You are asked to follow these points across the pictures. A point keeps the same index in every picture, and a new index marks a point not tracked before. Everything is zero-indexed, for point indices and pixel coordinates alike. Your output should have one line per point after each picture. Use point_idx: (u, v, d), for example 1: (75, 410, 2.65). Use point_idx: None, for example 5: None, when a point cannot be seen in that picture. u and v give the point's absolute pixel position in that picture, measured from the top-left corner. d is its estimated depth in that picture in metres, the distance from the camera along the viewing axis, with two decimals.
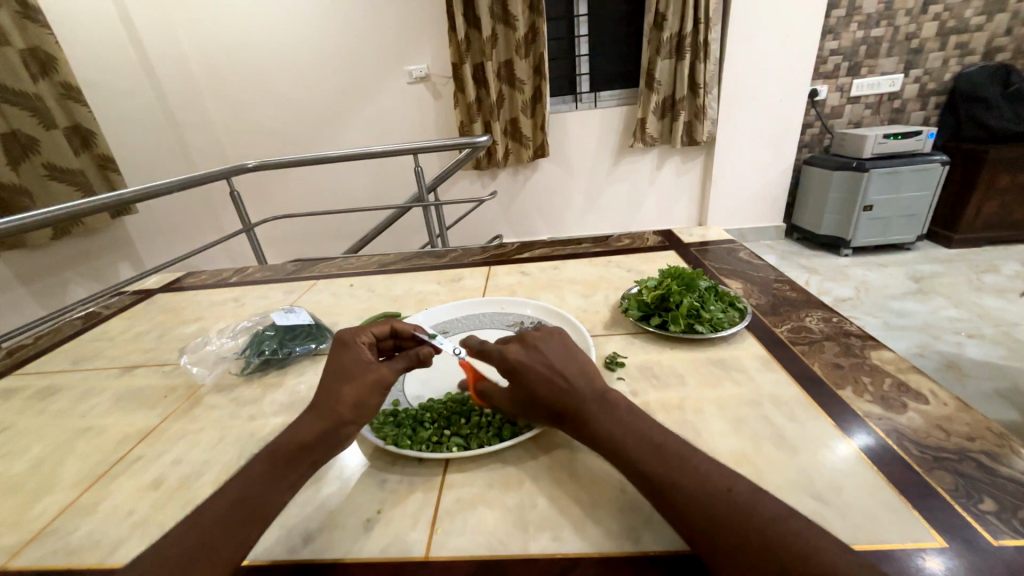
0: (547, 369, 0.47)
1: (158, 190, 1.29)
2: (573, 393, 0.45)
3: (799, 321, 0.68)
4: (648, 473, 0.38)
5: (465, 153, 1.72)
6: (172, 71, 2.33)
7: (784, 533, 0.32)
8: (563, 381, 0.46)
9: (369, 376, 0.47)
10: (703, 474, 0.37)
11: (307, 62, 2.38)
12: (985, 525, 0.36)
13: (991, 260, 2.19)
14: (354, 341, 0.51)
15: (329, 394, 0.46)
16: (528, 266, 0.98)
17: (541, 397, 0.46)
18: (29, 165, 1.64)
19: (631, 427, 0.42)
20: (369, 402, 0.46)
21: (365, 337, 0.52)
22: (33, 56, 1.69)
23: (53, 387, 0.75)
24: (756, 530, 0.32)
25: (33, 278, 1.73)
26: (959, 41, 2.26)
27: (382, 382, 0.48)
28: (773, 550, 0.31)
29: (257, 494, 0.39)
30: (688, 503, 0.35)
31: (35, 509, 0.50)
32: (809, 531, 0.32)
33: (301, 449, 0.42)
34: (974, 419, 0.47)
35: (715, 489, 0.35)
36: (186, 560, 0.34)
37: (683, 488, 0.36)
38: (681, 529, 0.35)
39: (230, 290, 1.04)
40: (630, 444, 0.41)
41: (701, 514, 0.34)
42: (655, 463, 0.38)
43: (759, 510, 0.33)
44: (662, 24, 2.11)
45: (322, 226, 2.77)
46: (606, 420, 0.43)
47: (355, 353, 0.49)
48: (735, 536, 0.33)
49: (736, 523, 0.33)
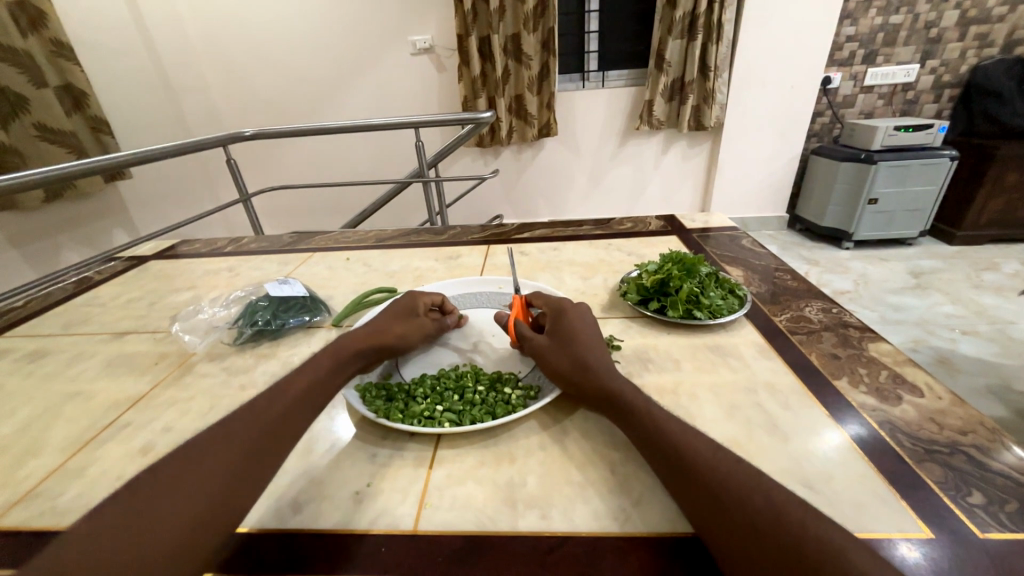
0: (591, 329, 0.52)
1: (153, 154, 1.26)
2: (603, 357, 0.49)
3: (798, 310, 0.67)
4: (661, 443, 0.39)
5: (468, 129, 1.68)
6: (167, 33, 2.25)
7: (785, 505, 0.32)
8: (597, 343, 0.51)
9: (418, 321, 0.59)
10: (714, 449, 0.38)
11: (307, 26, 2.30)
12: (972, 517, 0.37)
13: (991, 259, 2.18)
14: (416, 297, 0.64)
15: (387, 323, 0.57)
16: (527, 246, 0.96)
17: (578, 343, 0.50)
18: (20, 125, 1.59)
19: (649, 399, 0.44)
20: (410, 341, 0.57)
21: (427, 298, 0.65)
22: (21, 9, 1.62)
23: (43, 350, 0.74)
24: (761, 494, 0.33)
25: (24, 240, 1.70)
26: (980, 32, 2.20)
27: (423, 328, 0.59)
28: (775, 510, 0.32)
29: (249, 437, 0.40)
30: (698, 463, 0.36)
31: (24, 471, 0.50)
32: (808, 504, 0.33)
33: (297, 396, 0.45)
34: (968, 414, 0.47)
35: (726, 457, 0.37)
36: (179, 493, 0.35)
37: (696, 451, 0.37)
38: (686, 487, 0.36)
39: (225, 260, 1.03)
40: (652, 408, 0.42)
41: (708, 477, 0.35)
42: (672, 428, 0.40)
43: (765, 479, 0.34)
44: (675, 1, 2.04)
45: (321, 199, 2.74)
46: (626, 382, 0.46)
47: (416, 304, 0.62)
48: (738, 496, 0.33)
49: (740, 486, 0.34)
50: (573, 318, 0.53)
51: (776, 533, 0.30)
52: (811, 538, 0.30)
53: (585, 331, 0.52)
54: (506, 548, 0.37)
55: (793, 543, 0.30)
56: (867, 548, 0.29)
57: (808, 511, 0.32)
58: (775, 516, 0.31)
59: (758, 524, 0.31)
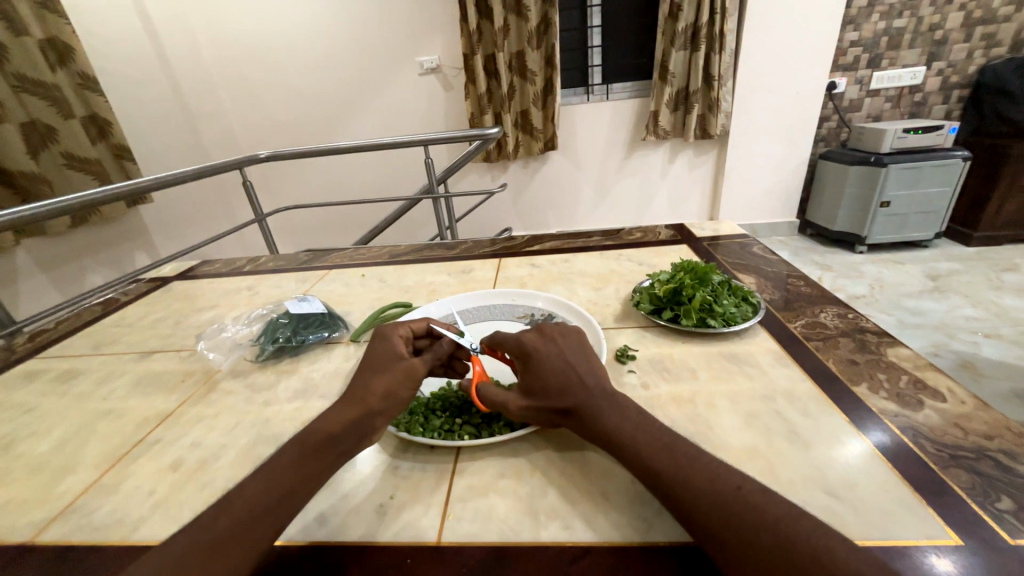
0: (563, 362, 0.47)
1: (174, 179, 1.30)
2: (583, 391, 0.45)
3: (813, 316, 0.67)
4: (656, 471, 0.38)
5: (475, 145, 1.71)
6: (186, 63, 2.35)
7: (793, 533, 0.31)
8: (575, 375, 0.46)
9: (400, 366, 0.48)
10: (712, 472, 0.37)
11: (318, 51, 2.37)
12: (1002, 523, 0.36)
13: (1011, 259, 2.13)
14: (389, 336, 0.52)
15: (364, 383, 0.47)
16: (538, 258, 0.98)
17: (552, 387, 0.46)
18: (48, 155, 1.67)
19: (639, 424, 0.42)
20: (401, 392, 0.46)
21: (403, 330, 0.53)
22: (51, 46, 1.71)
23: (74, 371, 0.77)
24: (768, 529, 0.32)
25: (52, 265, 1.76)
26: (986, 32, 2.19)
27: (412, 373, 0.48)
28: (785, 549, 0.30)
29: (286, 483, 0.39)
30: (699, 502, 0.35)
31: (60, 488, 0.51)
32: (820, 530, 0.31)
33: (330, 439, 0.42)
34: (992, 418, 0.46)
35: (725, 486, 0.35)
36: (223, 539, 0.35)
37: (693, 486, 0.36)
38: (693, 529, 0.35)
39: (244, 279, 1.06)
40: (644, 438, 0.41)
41: (712, 516, 0.34)
42: (665, 462, 0.38)
43: (770, 507, 0.33)
44: (677, 14, 2.07)
45: (333, 217, 2.79)
46: (613, 413, 0.43)
47: (390, 342, 0.50)
48: (745, 537, 0.32)
49: (746, 522, 0.33)
50: (536, 358, 0.48)
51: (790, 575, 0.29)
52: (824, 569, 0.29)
53: (552, 370, 0.46)
54: (529, 559, 0.37)
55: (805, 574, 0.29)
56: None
57: (820, 543, 0.30)
58: (785, 547, 0.31)
59: (771, 567, 0.30)
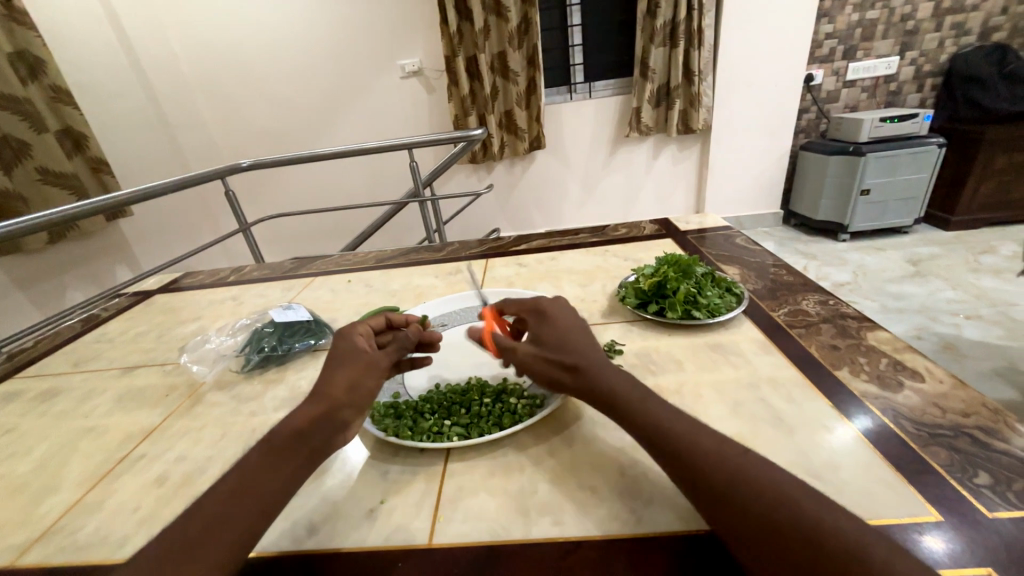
0: (572, 324, 0.50)
1: (153, 190, 1.28)
2: (590, 353, 0.47)
3: (796, 304, 0.68)
4: (666, 433, 0.39)
5: (460, 147, 1.70)
6: (163, 73, 2.31)
7: (799, 496, 0.32)
8: (582, 337, 0.49)
9: (361, 359, 0.47)
10: (721, 440, 0.37)
11: (299, 57, 2.35)
12: (980, 498, 0.37)
13: (988, 242, 2.19)
14: (349, 332, 0.51)
15: (324, 380, 0.46)
16: (525, 258, 0.98)
17: (563, 343, 0.48)
18: (22, 170, 1.63)
19: (648, 394, 0.43)
20: (364, 384, 0.46)
21: (362, 327, 0.52)
22: (21, 59, 1.67)
23: (53, 390, 0.75)
24: (774, 492, 0.33)
25: (30, 282, 1.72)
26: (955, 21, 2.25)
27: (374, 365, 0.47)
28: (789, 511, 0.31)
29: (257, 485, 0.39)
30: (708, 464, 0.35)
31: (41, 509, 0.50)
32: (821, 497, 0.33)
33: (298, 437, 0.42)
34: (969, 396, 0.48)
35: (734, 452, 0.36)
36: (194, 543, 0.35)
37: (703, 450, 0.36)
38: (699, 490, 0.35)
39: (229, 289, 1.04)
40: (653, 404, 0.41)
41: (720, 479, 0.35)
42: (677, 426, 0.39)
43: (777, 475, 0.34)
44: (655, 11, 2.09)
45: (319, 224, 2.77)
46: (620, 377, 0.45)
47: (353, 336, 0.50)
48: (751, 498, 0.33)
49: (752, 484, 0.33)
50: (549, 316, 0.50)
51: (793, 533, 0.30)
52: (828, 530, 0.30)
53: (562, 332, 0.48)
54: (520, 557, 0.37)
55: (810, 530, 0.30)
56: (883, 539, 0.29)
57: (823, 507, 0.31)
58: (789, 508, 0.32)
59: (772, 523, 0.31)
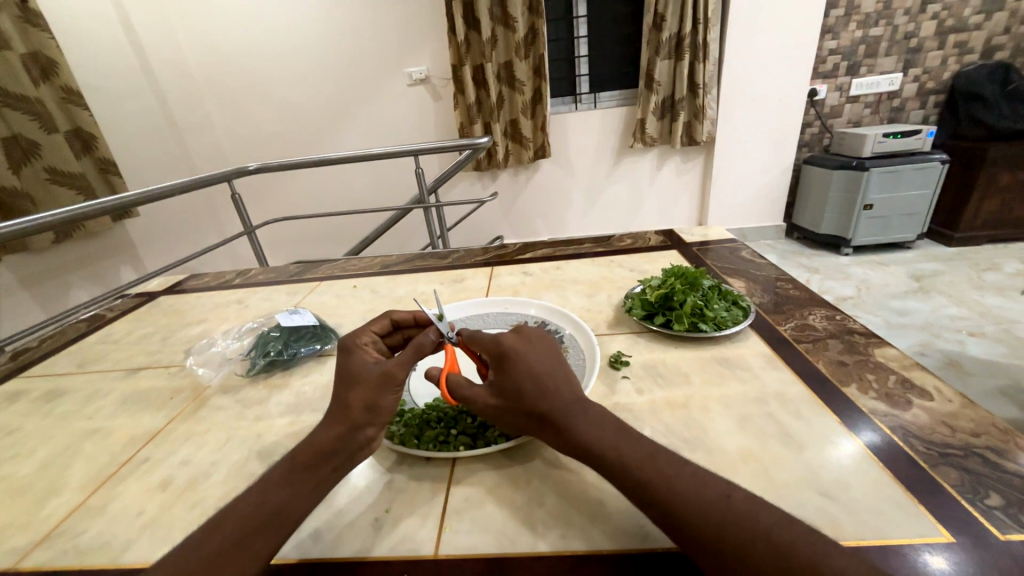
0: (538, 364, 0.45)
1: (161, 192, 1.29)
2: (556, 399, 0.43)
3: (802, 319, 0.68)
4: (642, 482, 0.37)
5: (465, 154, 1.71)
6: (173, 75, 2.34)
7: (790, 541, 0.31)
8: (549, 381, 0.44)
9: (374, 375, 0.45)
10: (701, 481, 0.36)
11: (307, 62, 2.38)
12: (992, 519, 0.37)
13: (991, 258, 2.19)
14: (352, 343, 0.50)
15: (340, 399, 0.45)
16: (530, 266, 0.98)
17: (527, 390, 0.44)
18: (30, 169, 1.64)
19: (622, 435, 0.41)
20: (380, 401, 0.44)
21: (366, 337, 0.52)
22: (34, 60, 1.69)
23: (57, 390, 0.75)
24: (764, 539, 0.31)
25: (35, 281, 1.73)
26: (958, 40, 2.27)
27: (391, 378, 0.45)
28: (781, 559, 0.30)
29: (278, 501, 0.39)
30: (691, 513, 0.34)
31: (44, 511, 0.50)
32: (813, 538, 0.31)
33: (321, 455, 0.41)
34: (978, 415, 0.47)
35: (717, 495, 0.35)
36: (212, 560, 0.34)
37: (684, 496, 0.35)
38: (686, 543, 0.34)
39: (234, 292, 1.04)
40: (624, 450, 0.39)
41: (705, 528, 0.33)
42: (650, 472, 0.37)
43: (764, 518, 0.33)
44: (661, 24, 2.12)
45: (323, 228, 2.78)
46: (588, 423, 0.42)
47: (359, 354, 0.48)
48: (741, 548, 0.32)
49: (740, 532, 0.32)
50: (510, 360, 0.45)
51: None
52: None
53: (528, 376, 0.44)
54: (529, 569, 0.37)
55: None
56: None
57: (817, 551, 0.30)
58: (782, 555, 0.30)
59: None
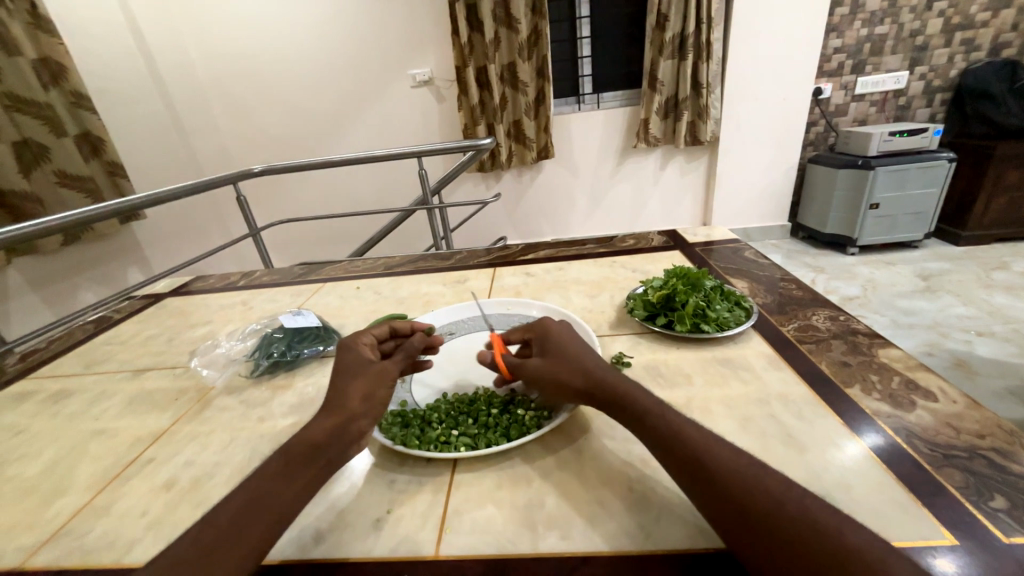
0: (577, 341, 0.51)
1: (167, 195, 1.30)
2: (600, 366, 0.48)
3: (806, 319, 0.68)
4: (682, 443, 0.39)
5: (468, 155, 1.71)
6: (179, 80, 2.37)
7: (816, 513, 0.32)
8: (590, 354, 0.50)
9: (372, 370, 0.48)
10: (734, 454, 0.37)
11: (311, 65, 2.39)
12: (996, 522, 0.36)
13: (1000, 258, 2.16)
14: (355, 341, 0.52)
15: (338, 392, 0.46)
16: (533, 267, 0.98)
17: (573, 358, 0.49)
18: (40, 173, 1.66)
19: (660, 405, 0.43)
20: (377, 395, 0.47)
21: (368, 337, 0.53)
22: (43, 65, 1.72)
23: (65, 391, 0.76)
24: (788, 503, 0.33)
25: (44, 283, 1.75)
26: (965, 37, 2.25)
27: (386, 375, 0.48)
28: (804, 523, 0.31)
29: (271, 495, 0.39)
30: (720, 473, 0.35)
31: (51, 510, 0.51)
32: (834, 512, 0.32)
33: (314, 448, 0.42)
34: (983, 416, 0.47)
35: (750, 465, 0.36)
36: (207, 554, 0.35)
37: (718, 460, 0.36)
38: (713, 501, 0.35)
39: (239, 294, 1.05)
40: (667, 414, 0.41)
41: (735, 487, 0.34)
42: (689, 435, 0.39)
43: (791, 489, 0.34)
44: (664, 24, 2.11)
45: (327, 229, 2.80)
46: (635, 388, 0.45)
47: (359, 349, 0.50)
48: (765, 507, 0.33)
49: (769, 497, 0.33)
50: (555, 335, 0.52)
51: (812, 548, 0.30)
52: (846, 548, 0.30)
53: (573, 349, 0.50)
54: (528, 571, 0.37)
55: (828, 548, 0.30)
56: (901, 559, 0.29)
57: (838, 522, 0.31)
58: (806, 523, 0.31)
59: (790, 538, 0.31)
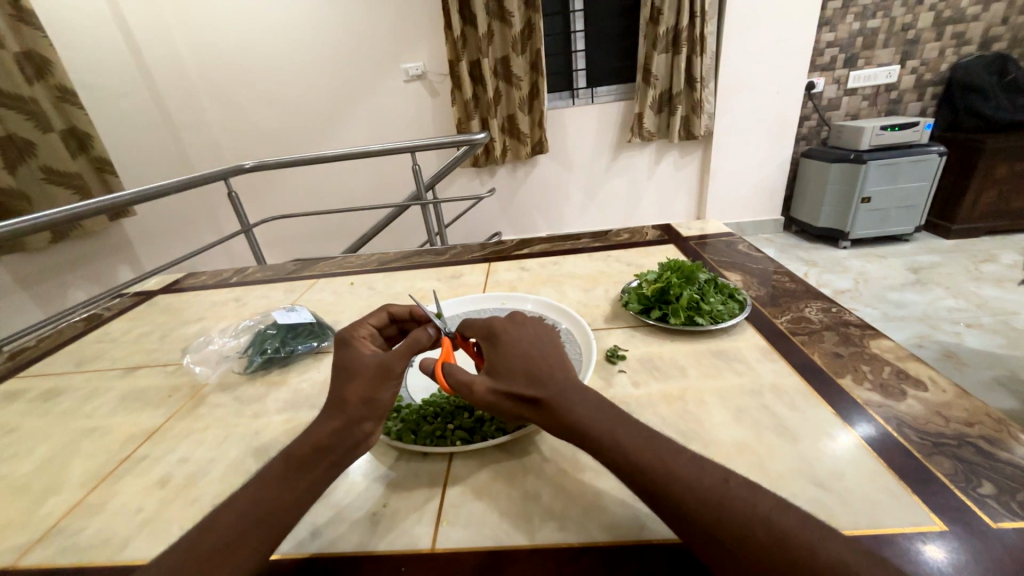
0: (531, 344, 0.46)
1: (157, 191, 1.28)
2: (551, 379, 0.43)
3: (798, 311, 0.68)
4: (640, 466, 0.37)
5: (463, 150, 1.70)
6: (169, 76, 2.34)
7: (787, 527, 0.31)
8: (542, 360, 0.45)
9: (371, 366, 0.45)
10: (698, 466, 0.36)
11: (303, 60, 2.37)
12: (984, 508, 0.37)
13: (989, 250, 2.19)
14: (351, 333, 0.50)
15: (337, 391, 0.45)
16: (528, 262, 0.98)
17: (519, 370, 0.44)
18: (27, 169, 1.63)
19: (618, 419, 0.40)
20: (376, 395, 0.44)
21: (365, 328, 0.53)
22: (27, 59, 1.68)
23: (56, 389, 0.75)
24: (762, 524, 0.32)
25: (32, 282, 1.73)
26: (956, 31, 2.26)
27: (386, 372, 0.45)
28: (777, 544, 0.30)
29: (275, 496, 0.39)
30: (688, 498, 0.34)
31: (43, 509, 0.50)
32: (809, 522, 0.32)
33: (318, 451, 0.41)
34: (972, 405, 0.48)
35: (714, 481, 0.34)
36: (212, 556, 0.35)
37: (681, 480, 0.35)
38: (682, 526, 0.34)
39: (232, 291, 1.04)
40: (619, 432, 0.39)
41: (703, 508, 0.33)
42: (646, 455, 0.37)
43: (764, 502, 0.33)
44: (658, 18, 2.11)
45: (321, 226, 2.78)
46: (584, 405, 0.41)
47: (355, 347, 0.48)
48: (739, 531, 0.32)
49: (739, 516, 0.32)
50: (503, 342, 0.47)
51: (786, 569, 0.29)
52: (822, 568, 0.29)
53: (519, 357, 0.45)
54: (525, 562, 0.37)
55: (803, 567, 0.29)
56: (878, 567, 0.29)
57: (816, 536, 0.30)
58: (779, 541, 0.31)
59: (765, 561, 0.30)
